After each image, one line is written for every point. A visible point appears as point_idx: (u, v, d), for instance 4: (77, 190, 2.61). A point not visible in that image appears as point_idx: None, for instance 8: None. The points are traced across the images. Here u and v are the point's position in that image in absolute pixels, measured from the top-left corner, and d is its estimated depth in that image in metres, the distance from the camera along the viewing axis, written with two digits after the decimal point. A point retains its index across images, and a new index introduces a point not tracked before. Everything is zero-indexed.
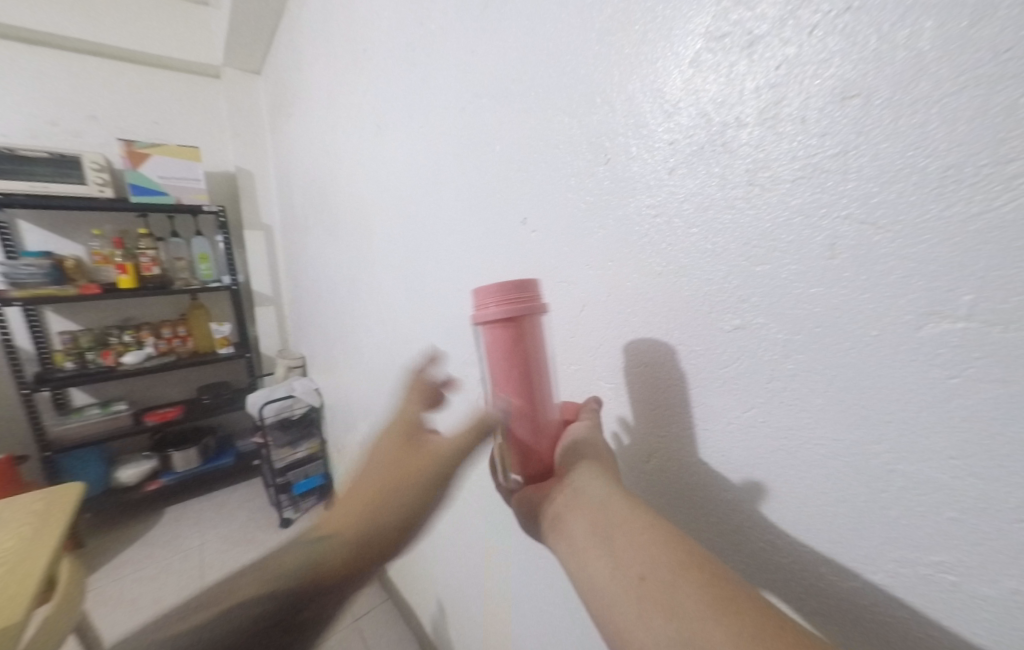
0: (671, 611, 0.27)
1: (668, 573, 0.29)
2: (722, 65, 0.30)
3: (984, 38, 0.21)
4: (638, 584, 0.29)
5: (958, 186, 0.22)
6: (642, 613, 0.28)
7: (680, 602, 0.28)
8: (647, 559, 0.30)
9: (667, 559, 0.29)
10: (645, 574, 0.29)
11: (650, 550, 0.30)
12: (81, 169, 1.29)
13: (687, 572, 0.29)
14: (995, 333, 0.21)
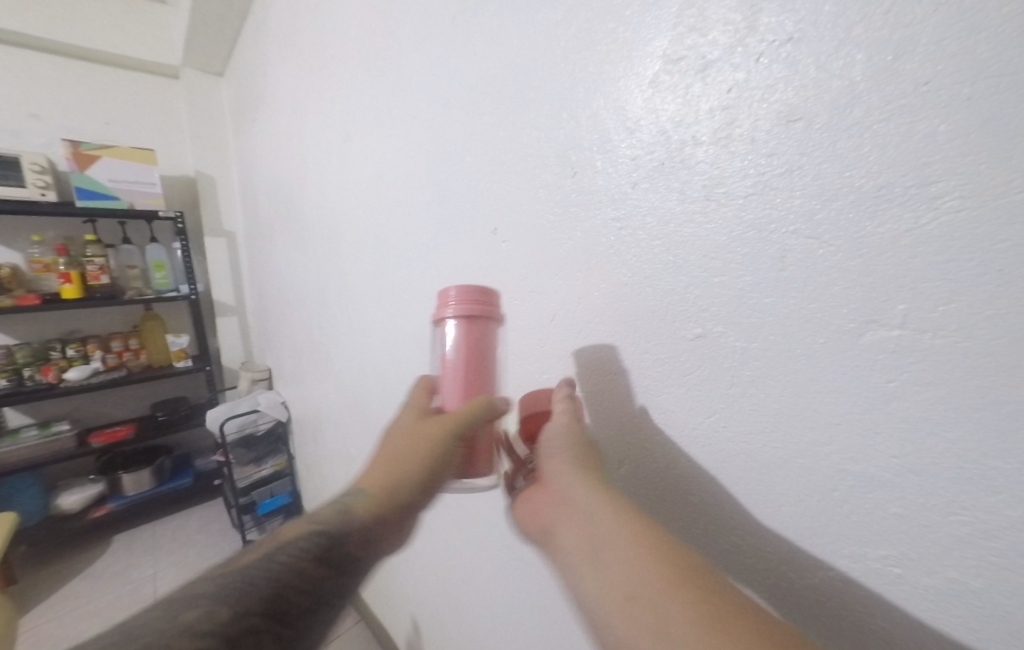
0: (659, 627, 0.27)
1: (657, 586, 0.29)
2: (679, 86, 0.31)
3: (907, 70, 0.23)
4: (626, 598, 0.30)
5: (889, 205, 0.24)
6: (631, 631, 0.28)
7: (667, 623, 0.27)
8: (635, 573, 0.30)
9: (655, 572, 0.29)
10: (634, 588, 0.29)
11: (640, 563, 0.30)
12: (20, 172, 1.21)
13: (675, 585, 0.28)
14: (925, 340, 0.23)
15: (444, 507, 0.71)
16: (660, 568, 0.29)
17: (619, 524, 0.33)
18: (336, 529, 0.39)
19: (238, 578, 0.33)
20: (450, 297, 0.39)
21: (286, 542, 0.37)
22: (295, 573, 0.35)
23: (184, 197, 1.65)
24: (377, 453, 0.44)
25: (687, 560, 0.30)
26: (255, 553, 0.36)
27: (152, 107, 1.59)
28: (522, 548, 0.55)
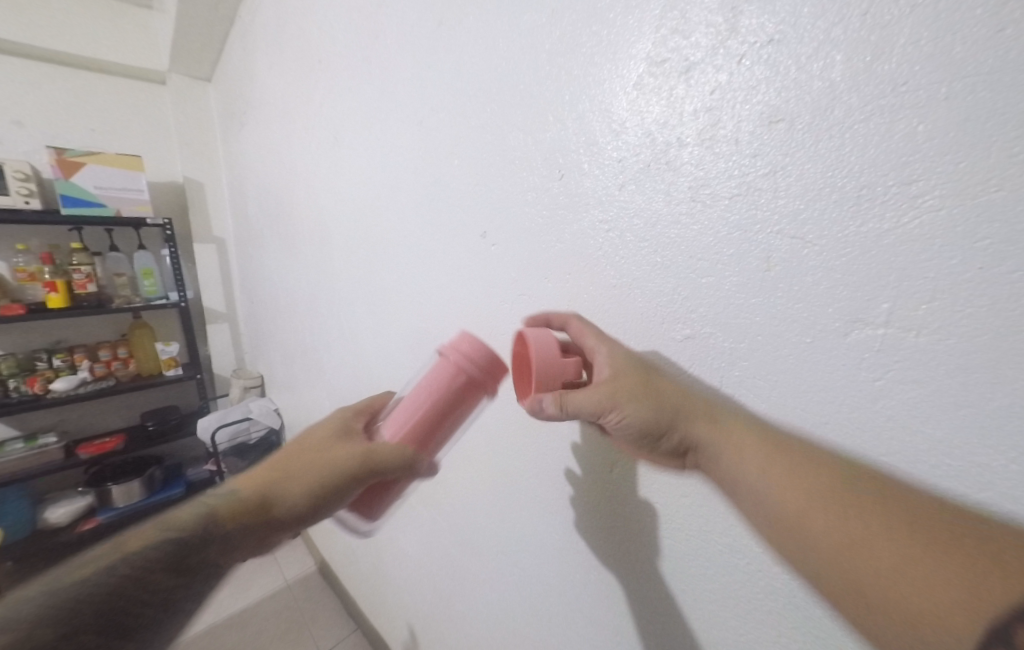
0: (842, 542, 0.26)
1: (820, 501, 0.27)
2: (662, 88, 0.31)
3: (885, 71, 0.23)
4: (791, 521, 0.28)
5: (871, 205, 0.24)
6: (856, 566, 0.26)
7: (881, 550, 0.25)
8: (789, 494, 0.28)
9: (813, 488, 0.27)
10: (796, 509, 0.28)
11: (788, 482, 0.28)
12: (2, 180, 1.19)
13: (836, 499, 0.26)
14: (911, 338, 0.23)
15: (437, 513, 0.71)
16: (816, 483, 0.27)
17: (747, 442, 0.29)
18: (193, 536, 0.38)
19: (63, 598, 0.33)
20: (466, 342, 0.39)
21: (128, 552, 0.36)
22: (133, 581, 0.35)
23: (172, 204, 1.63)
24: (283, 453, 0.44)
25: (836, 462, 0.27)
26: (90, 566, 0.35)
27: (139, 113, 1.57)
28: (517, 552, 0.55)
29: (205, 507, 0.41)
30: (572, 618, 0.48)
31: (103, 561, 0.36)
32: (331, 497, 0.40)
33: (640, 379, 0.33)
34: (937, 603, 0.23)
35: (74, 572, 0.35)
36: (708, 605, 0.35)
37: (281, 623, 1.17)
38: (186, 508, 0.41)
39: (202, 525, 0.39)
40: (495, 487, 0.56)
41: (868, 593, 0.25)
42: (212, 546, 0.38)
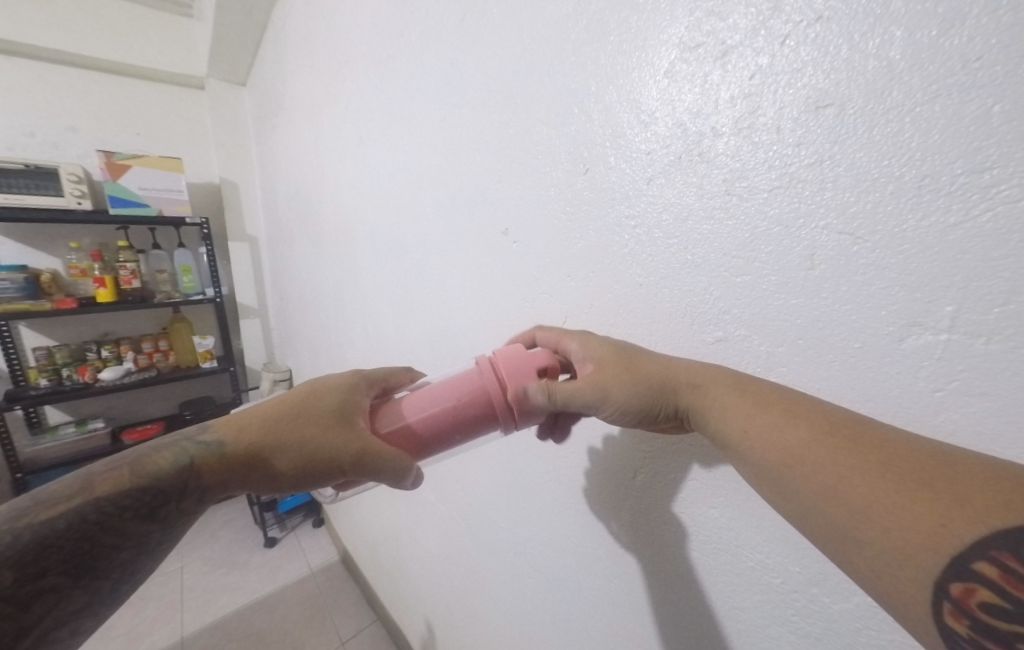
0: (818, 486, 0.24)
1: (798, 444, 0.25)
2: (697, 75, 0.29)
3: (954, 46, 0.20)
4: (768, 466, 0.26)
5: (935, 196, 0.21)
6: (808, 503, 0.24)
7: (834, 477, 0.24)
8: (772, 440, 0.26)
9: (789, 431, 0.25)
10: (772, 454, 0.26)
11: (765, 427, 0.26)
12: (58, 182, 1.27)
13: (813, 442, 0.24)
14: (978, 346, 0.21)
15: (457, 511, 0.71)
16: (792, 425, 0.25)
17: (722, 391, 0.28)
18: (170, 486, 0.36)
19: (27, 542, 0.31)
20: (505, 363, 0.35)
21: (96, 496, 0.34)
22: (105, 528, 0.34)
23: (210, 204, 1.70)
24: (280, 406, 0.39)
25: (813, 404, 0.25)
26: (54, 509, 0.33)
27: (181, 118, 1.65)
28: (536, 555, 0.54)
29: (183, 454, 0.37)
30: (589, 625, 0.47)
31: (67, 503, 0.33)
32: (317, 480, 0.37)
33: (621, 356, 0.32)
34: (910, 541, 0.21)
35: (34, 511, 0.32)
36: (738, 623, 0.33)
37: (306, 609, 1.20)
38: (163, 451, 0.37)
39: (180, 476, 0.36)
40: (515, 488, 0.56)
41: (840, 537, 0.23)
42: (191, 496, 0.37)
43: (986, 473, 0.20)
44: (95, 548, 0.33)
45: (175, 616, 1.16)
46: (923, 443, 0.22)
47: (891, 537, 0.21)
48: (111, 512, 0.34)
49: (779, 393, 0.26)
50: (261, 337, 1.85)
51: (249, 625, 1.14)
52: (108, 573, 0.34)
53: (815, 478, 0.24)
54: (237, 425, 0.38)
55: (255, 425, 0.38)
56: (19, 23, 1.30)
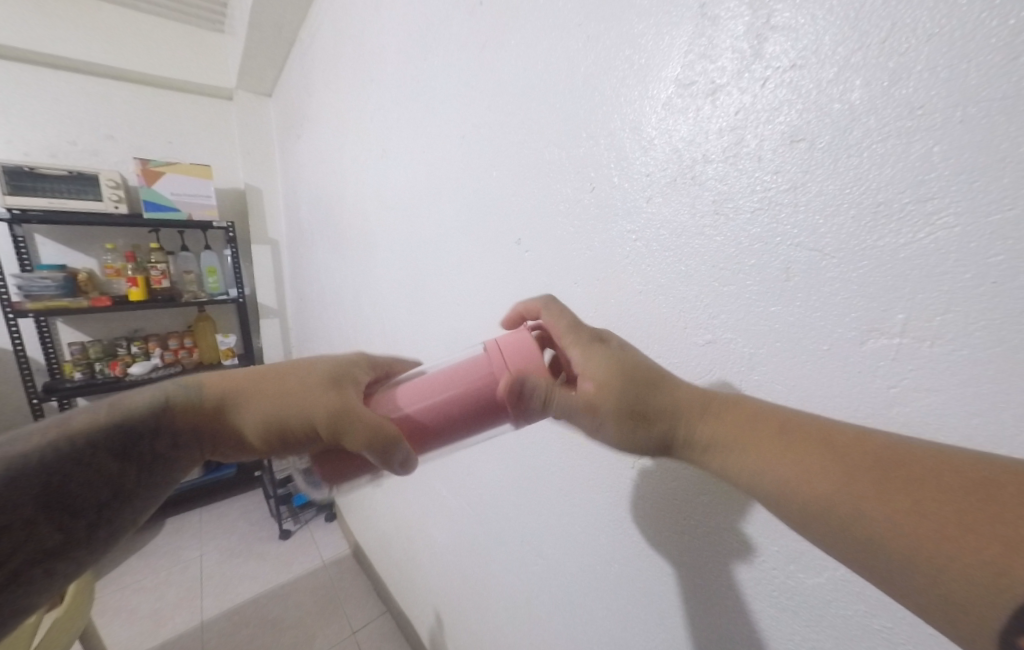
0: (858, 532, 0.25)
1: (826, 484, 0.26)
2: (689, 109, 0.33)
3: (904, 95, 0.24)
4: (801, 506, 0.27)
5: (888, 220, 0.25)
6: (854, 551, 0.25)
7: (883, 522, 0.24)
8: (798, 481, 0.27)
9: (817, 473, 0.26)
10: (802, 494, 0.27)
11: (781, 464, 0.28)
12: (97, 187, 1.34)
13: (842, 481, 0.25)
14: (924, 347, 0.25)
15: (467, 503, 0.74)
16: (813, 463, 0.27)
17: (730, 421, 0.30)
18: (143, 425, 0.39)
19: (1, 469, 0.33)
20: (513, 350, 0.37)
21: (74, 431, 0.37)
22: (80, 463, 0.36)
23: (235, 209, 1.78)
24: (268, 365, 0.42)
25: (813, 433, 0.27)
26: (30, 441, 0.35)
27: (209, 128, 1.73)
28: (543, 542, 0.58)
29: (159, 398, 0.40)
30: (592, 608, 0.51)
31: (46, 437, 0.35)
32: (289, 444, 0.39)
33: (616, 365, 0.34)
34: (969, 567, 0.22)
35: (14, 441, 0.35)
36: (724, 600, 0.36)
37: (319, 598, 1.24)
38: (142, 393, 0.41)
39: (153, 416, 0.40)
40: (524, 480, 0.60)
41: (889, 566, 0.24)
42: (163, 437, 0.40)
43: (1004, 477, 0.22)
44: (69, 485, 0.35)
45: (194, 604, 1.21)
46: (965, 471, 0.23)
47: (945, 565, 0.22)
48: (86, 448, 0.36)
49: (786, 423, 0.28)
50: (278, 337, 1.91)
51: (265, 613, 1.19)
52: (85, 510, 0.36)
53: (857, 525, 0.25)
54: (224, 377, 0.41)
55: (242, 379, 0.41)
56: (66, 38, 1.38)
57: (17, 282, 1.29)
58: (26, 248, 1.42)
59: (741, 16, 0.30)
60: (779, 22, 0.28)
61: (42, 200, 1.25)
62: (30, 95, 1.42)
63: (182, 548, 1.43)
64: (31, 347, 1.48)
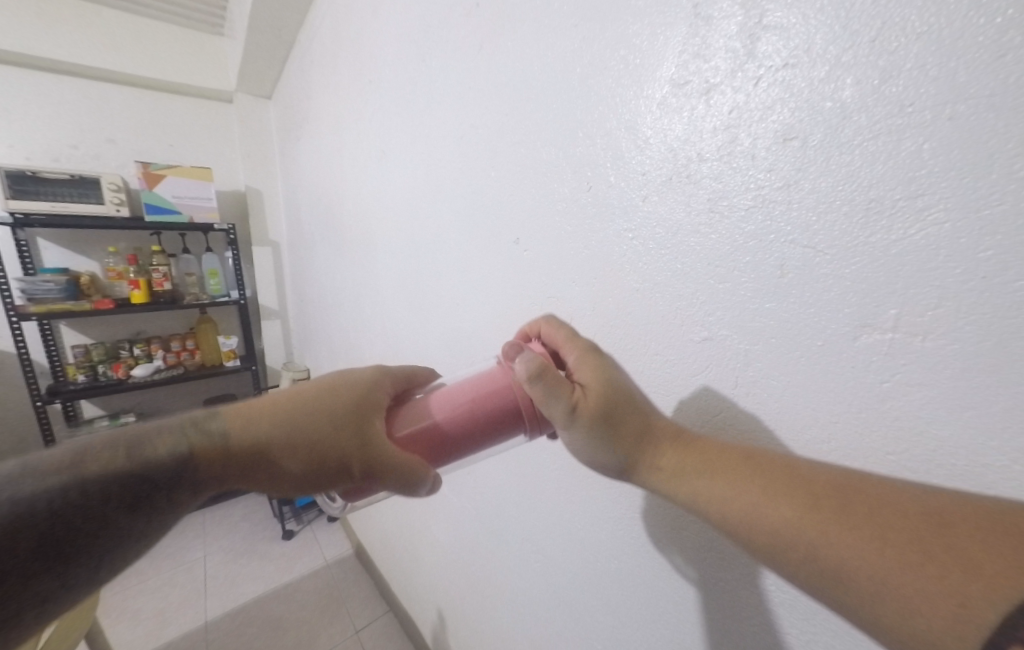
0: (825, 569, 0.26)
1: (788, 521, 0.27)
2: (684, 108, 0.34)
3: (894, 93, 0.24)
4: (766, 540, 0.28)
5: (879, 217, 0.25)
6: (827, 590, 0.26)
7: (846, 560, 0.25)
8: (764, 520, 0.28)
9: (780, 512, 0.27)
10: (768, 532, 0.28)
11: (747, 502, 0.29)
12: (98, 190, 1.35)
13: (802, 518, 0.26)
14: (917, 342, 0.25)
15: (469, 502, 0.75)
16: (778, 501, 0.27)
17: (699, 462, 0.32)
18: (160, 473, 0.36)
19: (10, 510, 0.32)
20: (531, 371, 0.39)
21: (84, 474, 0.35)
22: (89, 512, 0.34)
23: (236, 211, 1.79)
24: (293, 404, 0.39)
25: (777, 471, 0.28)
26: (43, 482, 0.34)
27: (209, 130, 1.74)
28: (543, 539, 0.58)
29: (178, 442, 0.37)
30: (593, 604, 0.51)
31: (58, 476, 0.34)
32: (323, 485, 0.37)
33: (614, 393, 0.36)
34: (935, 598, 0.22)
35: (28, 481, 0.33)
36: (724, 595, 0.37)
37: (322, 598, 1.25)
38: (158, 435, 0.37)
39: (172, 464, 0.36)
40: (524, 478, 0.60)
41: (857, 599, 0.24)
42: (183, 486, 0.37)
43: (953, 509, 0.23)
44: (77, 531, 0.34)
45: (198, 605, 1.21)
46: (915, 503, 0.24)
47: (912, 598, 0.22)
48: (101, 496, 0.34)
49: (750, 462, 0.30)
50: (280, 338, 1.92)
51: (268, 613, 1.19)
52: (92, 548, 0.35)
53: (821, 561, 0.26)
54: (247, 421, 0.38)
55: (272, 421, 0.38)
56: (67, 42, 1.39)
57: (21, 286, 1.29)
58: (29, 252, 1.43)
59: (734, 15, 0.30)
60: (771, 21, 0.29)
61: (45, 204, 1.26)
62: (31, 100, 1.42)
63: (185, 549, 1.43)
64: (35, 350, 1.49)
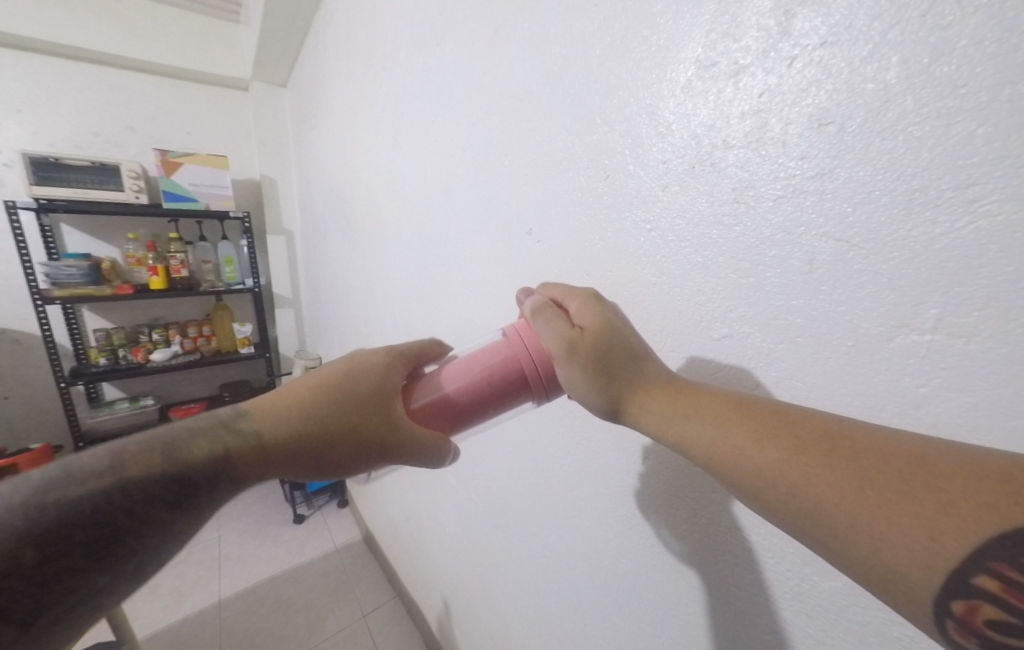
0: (801, 507, 0.23)
1: (768, 462, 0.25)
2: (711, 91, 0.32)
3: (945, 73, 0.22)
4: (745, 479, 0.25)
5: (923, 208, 0.23)
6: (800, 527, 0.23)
7: (822, 491, 0.22)
8: (744, 459, 0.26)
9: (755, 446, 0.25)
10: (744, 471, 0.25)
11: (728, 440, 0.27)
12: (118, 177, 1.37)
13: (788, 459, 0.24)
14: (960, 345, 0.23)
15: (477, 494, 0.75)
16: (761, 444, 0.25)
17: (687, 404, 0.29)
18: (200, 474, 0.36)
19: (51, 518, 0.31)
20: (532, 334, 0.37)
21: (126, 476, 0.34)
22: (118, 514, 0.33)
23: (251, 200, 1.80)
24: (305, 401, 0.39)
25: (769, 416, 0.26)
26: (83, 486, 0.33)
27: (224, 118, 1.75)
28: (551, 536, 0.58)
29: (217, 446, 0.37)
30: (599, 602, 0.51)
31: (95, 484, 0.33)
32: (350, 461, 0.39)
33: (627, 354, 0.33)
34: (912, 551, 0.20)
35: (64, 485, 0.32)
36: (737, 601, 0.35)
37: (332, 582, 1.27)
38: (198, 437, 0.37)
39: (211, 466, 0.36)
40: (533, 472, 0.59)
41: (832, 538, 0.22)
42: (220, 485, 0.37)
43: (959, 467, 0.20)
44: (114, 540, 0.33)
45: (211, 585, 1.24)
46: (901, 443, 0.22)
47: (884, 544, 0.20)
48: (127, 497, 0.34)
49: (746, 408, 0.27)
50: (293, 326, 1.95)
51: (279, 594, 1.22)
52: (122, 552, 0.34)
53: (797, 498, 0.23)
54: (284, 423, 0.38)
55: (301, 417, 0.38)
56: (87, 30, 1.41)
57: (45, 271, 1.33)
58: (53, 237, 1.46)
59: None
60: None
61: (67, 191, 1.28)
62: (53, 87, 1.45)
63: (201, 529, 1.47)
64: (59, 333, 1.53)
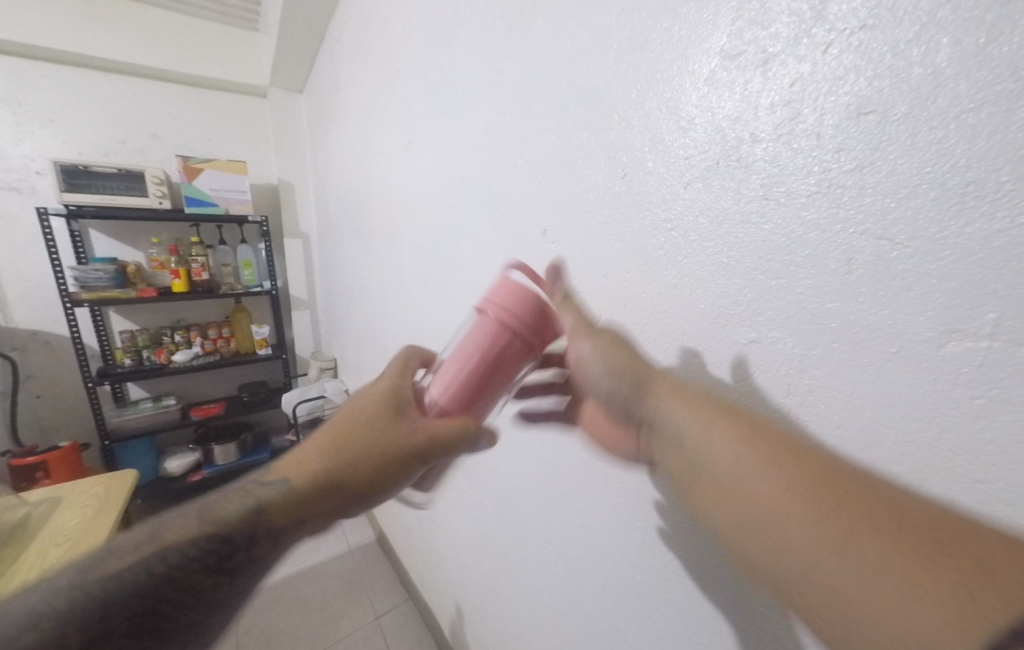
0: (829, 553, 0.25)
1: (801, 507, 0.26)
2: (737, 82, 0.30)
3: (1004, 53, 0.20)
4: (773, 521, 0.27)
5: (978, 203, 0.21)
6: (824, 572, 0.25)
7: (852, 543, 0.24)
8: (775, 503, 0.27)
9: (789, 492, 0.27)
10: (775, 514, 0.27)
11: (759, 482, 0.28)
12: (143, 183, 1.41)
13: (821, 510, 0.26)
14: (1021, 353, 0.21)
15: (489, 499, 0.74)
16: (795, 491, 0.27)
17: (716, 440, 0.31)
18: (239, 535, 0.35)
19: (97, 594, 0.31)
20: (507, 300, 0.36)
21: (164, 546, 0.34)
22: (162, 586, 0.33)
23: (270, 204, 1.84)
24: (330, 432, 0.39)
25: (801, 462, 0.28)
26: (124, 559, 0.33)
27: (244, 124, 1.79)
28: (565, 544, 0.56)
29: (250, 501, 0.36)
30: (615, 614, 0.49)
31: (137, 554, 0.33)
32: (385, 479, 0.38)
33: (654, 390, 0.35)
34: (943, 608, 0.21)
35: (109, 560, 0.33)
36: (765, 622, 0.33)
37: (346, 582, 1.28)
38: (231, 497, 0.37)
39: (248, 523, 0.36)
40: (547, 478, 0.58)
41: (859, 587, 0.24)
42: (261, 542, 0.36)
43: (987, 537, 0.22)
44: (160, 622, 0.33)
45: None
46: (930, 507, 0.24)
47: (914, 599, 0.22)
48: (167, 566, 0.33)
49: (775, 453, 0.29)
50: (310, 328, 1.97)
51: (295, 593, 1.23)
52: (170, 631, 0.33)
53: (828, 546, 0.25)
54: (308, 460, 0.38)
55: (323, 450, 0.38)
56: (114, 42, 1.46)
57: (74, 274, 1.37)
58: (82, 242, 1.51)
59: None
60: None
61: (94, 196, 1.32)
62: (83, 97, 1.50)
63: None
64: (87, 334, 1.59)
